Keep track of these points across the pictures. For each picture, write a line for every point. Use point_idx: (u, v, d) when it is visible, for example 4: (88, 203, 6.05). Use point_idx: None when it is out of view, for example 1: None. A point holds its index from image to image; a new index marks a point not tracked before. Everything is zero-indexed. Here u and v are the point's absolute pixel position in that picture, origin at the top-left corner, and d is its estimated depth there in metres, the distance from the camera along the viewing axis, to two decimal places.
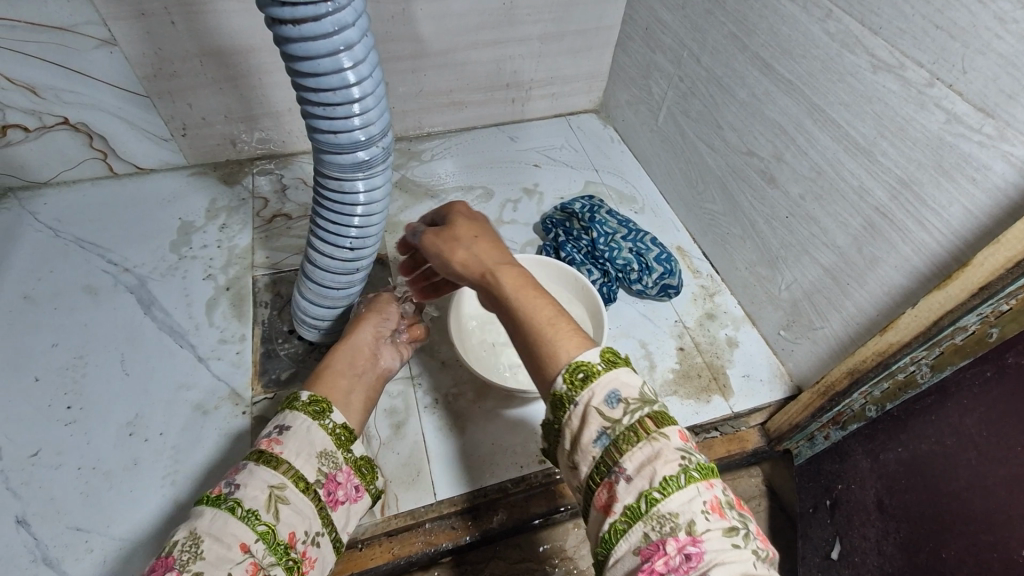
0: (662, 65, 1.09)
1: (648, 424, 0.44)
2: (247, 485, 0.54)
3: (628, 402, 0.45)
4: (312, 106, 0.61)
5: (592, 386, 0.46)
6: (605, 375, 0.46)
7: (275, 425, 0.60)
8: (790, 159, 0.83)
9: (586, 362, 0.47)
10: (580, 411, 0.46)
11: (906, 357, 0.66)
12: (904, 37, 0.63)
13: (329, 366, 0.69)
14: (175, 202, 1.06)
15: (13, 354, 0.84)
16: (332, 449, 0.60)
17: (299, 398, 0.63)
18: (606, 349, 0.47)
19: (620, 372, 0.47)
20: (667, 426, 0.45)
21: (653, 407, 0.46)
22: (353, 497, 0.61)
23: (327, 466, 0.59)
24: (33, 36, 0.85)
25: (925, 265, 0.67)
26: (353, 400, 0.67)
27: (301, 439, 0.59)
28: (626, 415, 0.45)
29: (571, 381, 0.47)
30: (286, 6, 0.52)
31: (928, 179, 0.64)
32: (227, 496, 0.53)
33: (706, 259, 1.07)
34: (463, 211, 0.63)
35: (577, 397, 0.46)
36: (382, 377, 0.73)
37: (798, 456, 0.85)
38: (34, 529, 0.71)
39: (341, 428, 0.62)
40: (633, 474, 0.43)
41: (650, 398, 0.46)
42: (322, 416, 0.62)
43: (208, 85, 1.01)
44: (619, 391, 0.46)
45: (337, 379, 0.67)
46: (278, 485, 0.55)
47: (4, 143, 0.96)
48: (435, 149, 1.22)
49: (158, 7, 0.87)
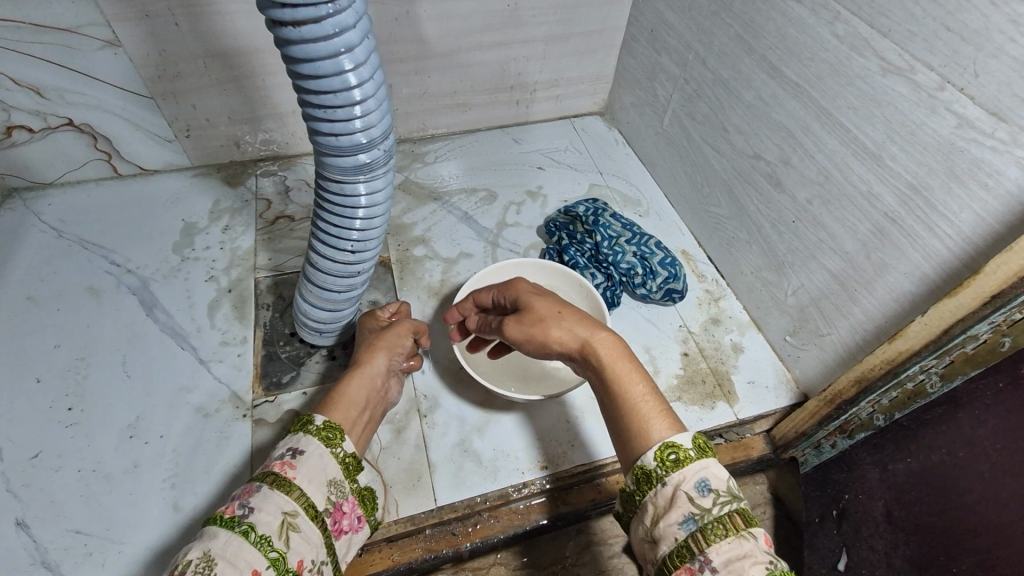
0: (667, 67, 1.08)
1: (738, 521, 0.45)
2: (260, 509, 0.52)
3: (719, 495, 0.46)
4: (313, 108, 0.60)
5: (684, 470, 0.47)
6: (698, 462, 0.47)
7: (289, 447, 0.57)
8: (797, 162, 0.82)
9: (678, 444, 0.48)
10: (668, 492, 0.47)
11: (916, 366, 0.64)
12: (914, 40, 0.62)
13: (346, 394, 0.66)
14: (179, 203, 1.06)
15: (15, 355, 0.84)
16: (340, 478, 0.59)
17: (314, 423, 0.60)
18: (698, 435, 0.49)
19: (710, 462, 0.48)
20: (753, 526, 0.45)
21: (740, 503, 0.46)
22: (355, 527, 0.60)
23: (335, 495, 0.58)
24: (37, 38, 0.85)
25: (935, 272, 0.66)
26: (360, 433, 0.65)
27: (314, 467, 0.57)
28: (717, 506, 0.46)
29: (662, 460, 0.48)
30: (286, 8, 0.51)
31: (938, 184, 0.63)
32: (240, 519, 0.51)
33: (711, 263, 1.06)
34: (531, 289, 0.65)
35: (667, 477, 0.47)
36: (383, 409, 0.72)
37: (804, 464, 0.83)
38: (34, 531, 0.71)
39: (351, 457, 0.61)
40: (720, 569, 0.43)
41: (737, 493, 0.47)
42: (334, 444, 0.59)
43: (212, 87, 1.01)
44: (711, 481, 0.47)
45: (352, 410, 0.64)
46: (291, 511, 0.53)
47: (8, 144, 0.96)
48: (438, 151, 1.21)
49: (163, 8, 0.87)
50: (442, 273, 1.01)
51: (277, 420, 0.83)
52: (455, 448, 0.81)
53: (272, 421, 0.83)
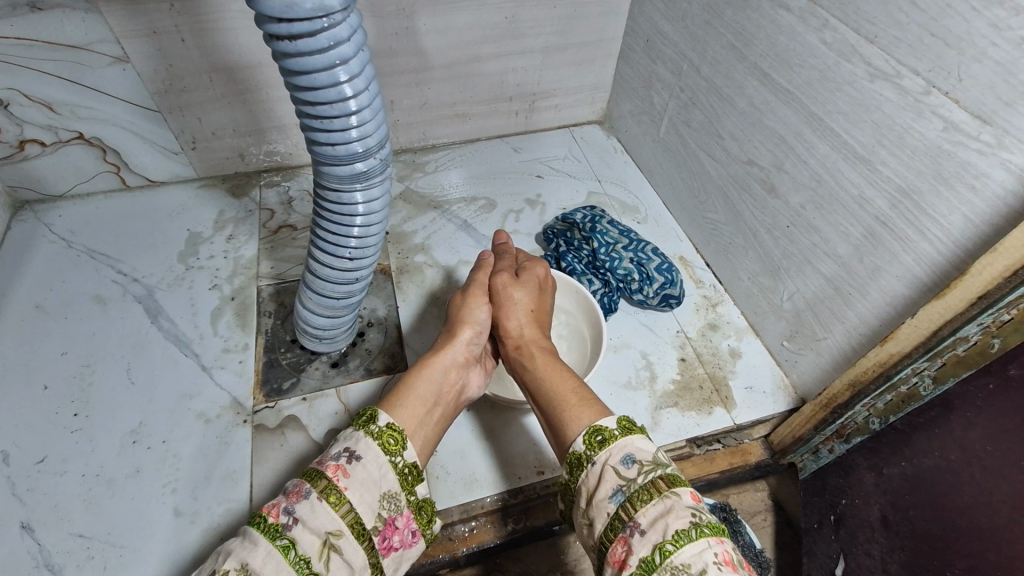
0: (663, 76, 1.09)
1: (660, 483, 0.51)
2: (304, 523, 0.51)
3: (643, 464, 0.53)
4: (310, 118, 0.62)
5: (609, 448, 0.55)
6: (621, 439, 0.55)
7: (345, 449, 0.56)
8: (790, 168, 0.82)
9: (604, 427, 0.57)
10: (597, 470, 0.55)
11: (908, 368, 0.65)
12: (899, 46, 0.63)
13: (413, 389, 0.66)
14: (185, 213, 1.09)
15: (24, 362, 0.86)
16: (396, 490, 0.57)
17: (377, 422, 0.59)
18: (622, 418, 0.57)
19: (634, 439, 0.55)
20: (678, 486, 0.51)
21: (666, 469, 0.53)
22: (408, 542, 0.57)
23: (387, 509, 0.55)
24: (50, 55, 0.88)
25: (927, 275, 0.66)
26: (427, 432, 0.64)
27: (368, 476, 0.55)
28: (640, 475, 0.52)
29: (590, 442, 0.56)
30: (282, 22, 0.53)
31: (927, 188, 0.63)
32: (283, 531, 0.50)
33: (709, 269, 1.06)
34: (540, 281, 0.81)
35: (596, 457, 0.55)
36: (459, 404, 0.71)
37: (803, 470, 0.82)
38: (37, 535, 0.72)
39: (410, 467, 0.59)
40: (647, 528, 0.49)
41: (663, 462, 0.53)
42: (394, 451, 0.58)
43: (217, 101, 1.03)
44: (633, 454, 0.54)
45: (419, 406, 0.64)
46: (334, 531, 0.51)
47: (20, 158, 0.99)
48: (439, 161, 1.23)
49: (170, 24, 0.90)
50: (441, 280, 1.02)
51: (275, 423, 0.84)
52: (451, 450, 0.81)
53: (272, 428, 0.83)
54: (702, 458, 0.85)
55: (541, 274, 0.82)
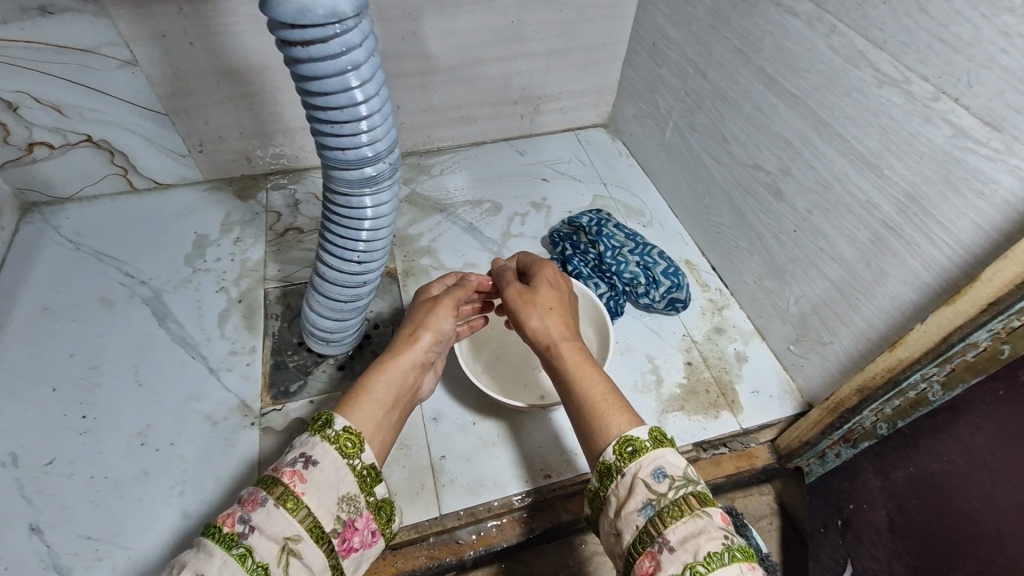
0: (668, 79, 1.09)
1: (692, 501, 0.50)
2: (261, 531, 0.48)
3: (674, 480, 0.51)
4: (321, 123, 0.62)
5: (640, 460, 0.53)
6: (652, 451, 0.53)
7: (301, 453, 0.52)
8: (796, 173, 0.83)
9: (635, 437, 0.54)
10: (627, 481, 0.53)
11: (916, 374, 0.65)
12: (907, 52, 0.63)
13: (371, 391, 0.61)
14: (191, 215, 1.09)
15: (32, 363, 0.87)
16: (356, 491, 0.54)
17: (333, 426, 0.55)
18: (654, 428, 0.55)
19: (666, 452, 0.53)
20: (709, 506, 0.50)
21: (698, 487, 0.51)
22: (368, 543, 0.55)
23: (347, 512, 0.53)
24: (59, 58, 0.89)
25: (934, 281, 0.66)
26: (383, 437, 0.60)
27: (325, 480, 0.52)
28: (672, 490, 0.51)
29: (620, 452, 0.54)
30: (295, 28, 0.53)
31: (935, 193, 0.64)
32: (239, 539, 0.47)
33: (714, 272, 1.07)
34: (549, 278, 0.75)
35: (625, 467, 0.53)
36: (416, 405, 0.67)
37: (810, 473, 0.83)
38: (46, 536, 0.72)
39: (369, 468, 0.55)
40: (677, 546, 0.47)
41: (695, 478, 0.52)
42: (351, 454, 0.54)
43: (223, 103, 1.03)
44: (665, 468, 0.52)
45: (377, 410, 0.60)
46: (293, 536, 0.48)
47: (28, 160, 1.00)
48: (444, 164, 1.24)
49: (178, 28, 0.91)
50: None
51: (285, 427, 0.84)
52: (458, 455, 0.81)
53: (278, 430, 0.83)
54: (708, 462, 0.85)
55: (549, 273, 0.77)
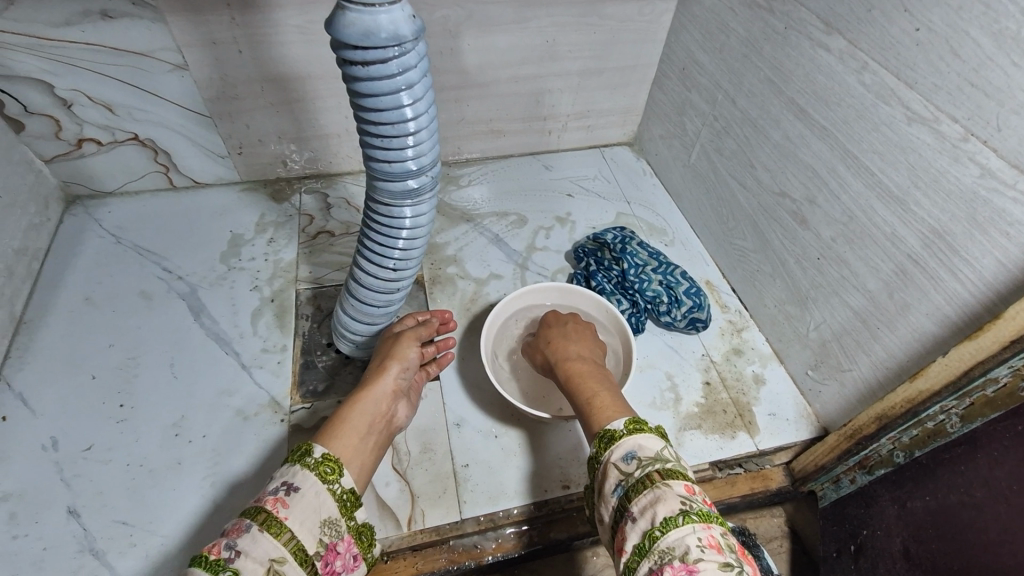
0: (697, 104, 1.12)
1: (655, 475, 0.54)
2: (247, 554, 0.51)
3: (642, 460, 0.56)
4: (371, 137, 0.65)
5: (613, 447, 0.59)
6: (626, 438, 0.59)
7: (283, 482, 0.58)
8: (821, 202, 0.85)
9: (611, 430, 0.61)
10: (603, 467, 0.59)
11: (935, 406, 0.67)
12: (938, 93, 0.66)
13: (347, 420, 0.68)
14: (227, 215, 1.13)
15: (74, 352, 0.90)
16: (336, 516, 0.59)
17: (313, 454, 0.61)
18: (630, 420, 0.61)
19: (637, 437, 0.59)
20: (673, 479, 0.53)
21: (664, 464, 0.55)
22: (349, 566, 0.60)
23: (329, 535, 0.57)
24: (114, 60, 0.93)
25: (957, 315, 0.68)
26: (361, 462, 0.66)
27: (308, 504, 0.57)
28: (638, 469, 0.55)
29: (599, 446, 0.61)
30: (358, 49, 0.57)
31: (961, 231, 0.65)
32: (226, 563, 0.50)
33: (734, 293, 1.08)
34: (550, 319, 0.87)
35: (603, 456, 0.60)
36: (392, 433, 0.73)
37: (823, 498, 0.86)
38: (83, 520, 0.75)
39: (348, 493, 0.61)
40: (638, 516, 0.52)
41: (663, 457, 0.56)
42: (331, 479, 0.60)
43: (265, 108, 1.07)
44: (634, 451, 0.57)
45: (353, 436, 0.66)
46: (278, 558, 0.53)
47: (76, 155, 1.04)
48: (472, 175, 1.27)
49: (228, 36, 0.94)
50: (473, 293, 1.05)
51: (311, 425, 0.86)
52: (480, 463, 0.83)
53: (306, 427, 0.86)
54: (724, 481, 0.86)
55: (551, 315, 0.88)
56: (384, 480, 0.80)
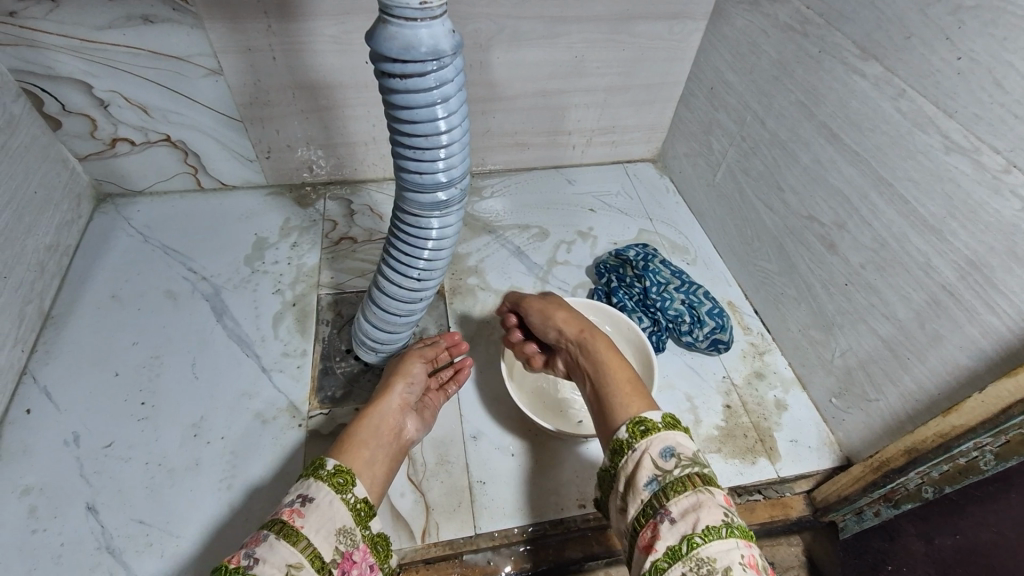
0: (724, 123, 1.11)
1: (696, 479, 0.54)
2: (265, 561, 0.51)
3: (681, 458, 0.56)
4: (404, 148, 0.66)
5: (651, 437, 0.59)
6: (663, 432, 0.59)
7: (299, 494, 0.58)
8: (851, 228, 0.84)
9: (647, 419, 0.61)
10: (637, 456, 0.58)
11: (969, 442, 0.65)
12: (979, 123, 0.65)
13: (355, 435, 0.68)
14: (253, 218, 1.14)
15: (99, 348, 0.91)
16: (352, 525, 0.59)
17: (324, 467, 0.61)
18: (666, 413, 0.61)
19: (677, 434, 0.59)
20: (713, 487, 0.54)
21: (704, 470, 0.56)
22: None
23: (344, 543, 0.57)
24: (153, 64, 0.95)
25: (994, 350, 0.66)
26: (374, 476, 0.66)
27: (323, 514, 0.57)
28: (677, 468, 0.55)
29: (632, 431, 0.60)
30: (397, 62, 0.57)
31: (999, 264, 0.64)
32: (244, 569, 0.50)
33: (757, 315, 1.07)
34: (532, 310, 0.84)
35: (636, 444, 0.59)
36: (405, 447, 0.73)
37: (844, 529, 0.82)
38: (101, 517, 0.75)
39: (362, 503, 0.61)
40: (677, 518, 0.52)
41: (701, 462, 0.57)
42: (344, 489, 0.60)
43: (295, 115, 1.09)
44: (673, 447, 0.57)
45: (361, 450, 0.66)
46: (295, 563, 0.52)
47: (110, 154, 1.06)
48: (495, 187, 1.27)
49: (264, 43, 0.96)
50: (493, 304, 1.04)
51: (329, 431, 0.86)
52: (495, 478, 0.83)
53: (323, 434, 0.86)
54: (742, 508, 0.84)
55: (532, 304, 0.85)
56: (399, 490, 0.80)
